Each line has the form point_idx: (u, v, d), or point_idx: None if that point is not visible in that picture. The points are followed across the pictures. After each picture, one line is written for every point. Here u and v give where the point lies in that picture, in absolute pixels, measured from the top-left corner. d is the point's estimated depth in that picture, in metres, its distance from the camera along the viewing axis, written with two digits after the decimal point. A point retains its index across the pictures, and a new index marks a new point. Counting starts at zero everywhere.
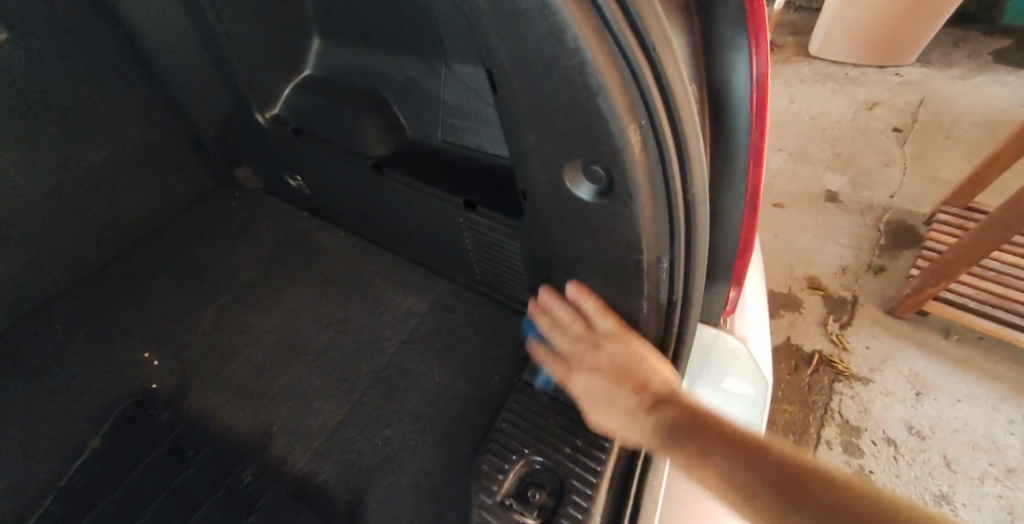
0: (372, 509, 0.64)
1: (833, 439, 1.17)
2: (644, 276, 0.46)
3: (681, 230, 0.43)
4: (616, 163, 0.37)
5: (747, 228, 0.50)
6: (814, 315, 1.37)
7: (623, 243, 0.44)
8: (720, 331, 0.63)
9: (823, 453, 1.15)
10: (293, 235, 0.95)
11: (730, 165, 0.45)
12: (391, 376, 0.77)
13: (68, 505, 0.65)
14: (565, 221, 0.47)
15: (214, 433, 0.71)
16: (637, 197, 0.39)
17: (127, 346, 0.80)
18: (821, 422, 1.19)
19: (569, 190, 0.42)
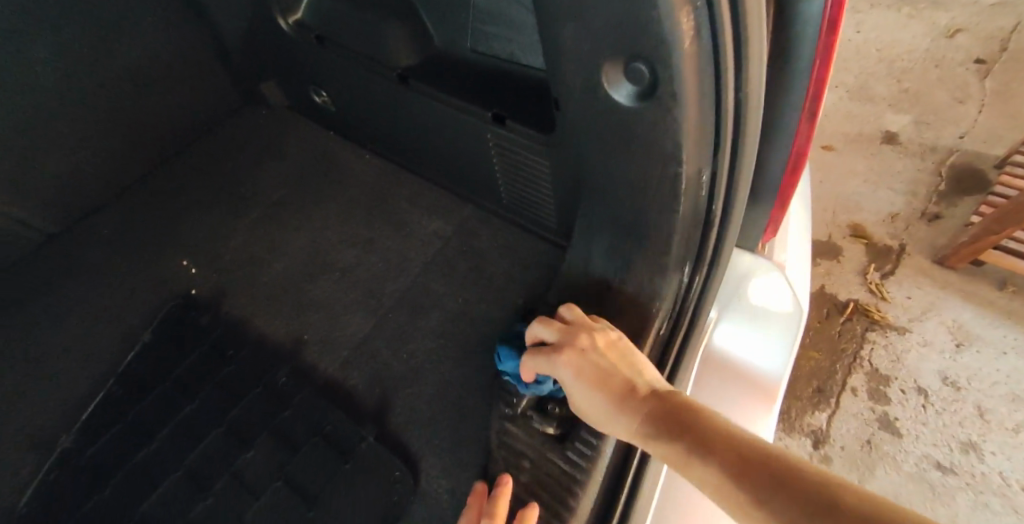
0: (397, 413, 0.67)
1: (860, 386, 1.15)
2: (683, 191, 0.44)
3: (726, 137, 0.41)
4: (664, 59, 0.34)
5: (797, 145, 0.47)
6: (855, 264, 1.31)
7: (661, 155, 0.41)
8: (755, 256, 0.63)
9: (847, 400, 1.13)
10: (320, 154, 0.94)
11: (788, 72, 0.41)
12: (415, 294, 0.78)
13: (123, 390, 0.69)
14: (600, 129, 0.44)
15: (250, 337, 0.74)
16: (682, 98, 0.36)
17: (167, 254, 0.83)
18: (849, 370, 1.17)
19: (605, 92, 0.39)
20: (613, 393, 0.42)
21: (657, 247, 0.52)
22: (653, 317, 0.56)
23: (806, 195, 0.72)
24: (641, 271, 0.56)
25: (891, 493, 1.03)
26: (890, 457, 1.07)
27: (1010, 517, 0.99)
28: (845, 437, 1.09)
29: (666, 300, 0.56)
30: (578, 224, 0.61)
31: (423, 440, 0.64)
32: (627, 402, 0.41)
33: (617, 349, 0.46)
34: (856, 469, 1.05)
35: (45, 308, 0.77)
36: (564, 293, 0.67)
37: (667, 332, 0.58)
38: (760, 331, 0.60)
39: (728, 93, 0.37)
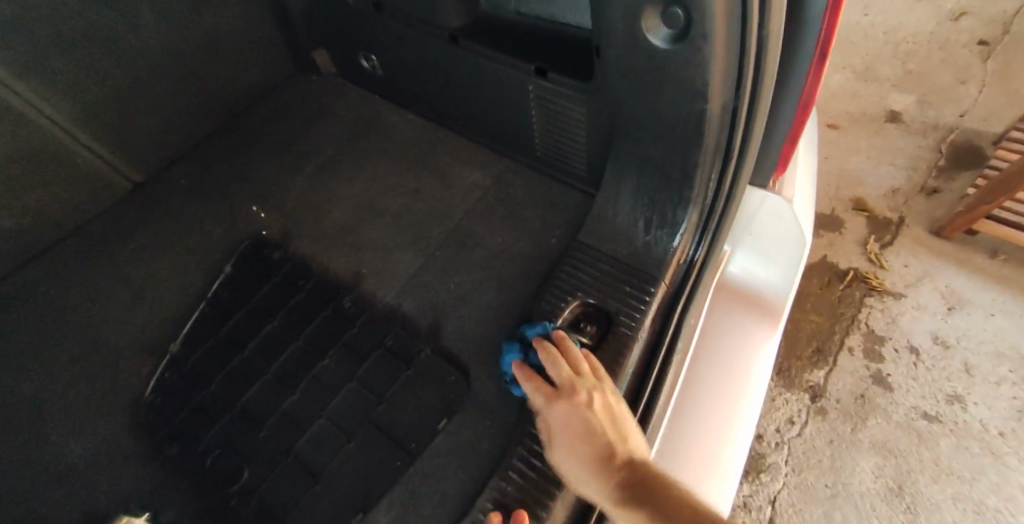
0: (449, 332, 0.76)
1: (856, 345, 1.25)
2: (708, 125, 0.54)
3: (746, 77, 0.50)
4: (698, 6, 0.43)
5: (806, 91, 0.57)
6: (856, 235, 1.40)
7: (692, 92, 0.51)
8: (768, 192, 0.69)
9: (845, 358, 1.23)
10: (366, 116, 1.03)
11: (801, 23, 0.50)
12: (460, 237, 0.87)
13: (214, 310, 0.80)
14: (639, 72, 0.54)
15: (317, 270, 0.84)
16: (712, 40, 0.45)
17: (237, 201, 0.93)
18: (847, 331, 1.27)
19: (644, 36, 0.50)
20: (595, 454, 0.48)
21: (682, 179, 0.62)
22: (675, 248, 0.67)
23: (813, 138, 0.80)
24: (666, 204, 0.66)
25: (881, 439, 1.13)
26: (882, 408, 1.17)
27: (988, 460, 1.09)
28: (841, 391, 1.19)
29: (688, 232, 0.66)
30: (609, 170, 0.71)
31: (474, 356, 0.73)
32: (604, 467, 0.47)
33: (610, 411, 0.51)
34: (849, 419, 1.16)
35: (135, 253, 0.87)
36: (594, 229, 0.76)
37: (688, 260, 0.68)
38: (768, 266, 0.70)
39: (750, 37, 0.46)
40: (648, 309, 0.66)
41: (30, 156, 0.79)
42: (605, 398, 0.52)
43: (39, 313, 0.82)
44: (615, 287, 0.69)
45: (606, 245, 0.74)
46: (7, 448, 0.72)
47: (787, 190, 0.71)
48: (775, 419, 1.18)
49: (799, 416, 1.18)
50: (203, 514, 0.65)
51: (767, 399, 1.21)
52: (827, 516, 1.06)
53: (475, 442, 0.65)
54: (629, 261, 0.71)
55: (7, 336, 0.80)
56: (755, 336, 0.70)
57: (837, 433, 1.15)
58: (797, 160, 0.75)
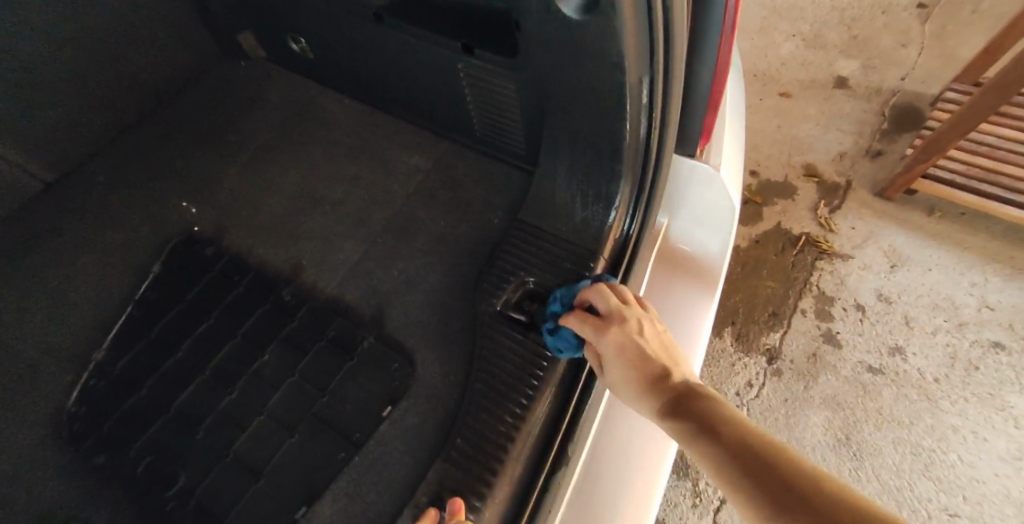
0: (393, 319, 0.75)
1: (808, 307, 1.29)
2: (629, 95, 0.53)
3: (658, 44, 0.50)
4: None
5: (723, 52, 0.59)
6: (806, 200, 1.44)
7: (608, 62, 0.51)
8: (696, 162, 0.71)
9: (797, 320, 1.27)
10: (302, 102, 0.99)
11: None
12: (403, 222, 0.85)
13: (147, 313, 0.78)
14: (558, 44, 0.54)
15: (254, 265, 0.82)
16: (620, 7, 0.45)
17: (167, 198, 0.90)
18: (799, 294, 1.31)
19: (556, 7, 0.49)
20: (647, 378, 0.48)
21: (611, 153, 0.62)
22: (610, 226, 0.67)
23: (740, 106, 0.82)
24: (600, 180, 0.66)
25: (829, 394, 1.18)
26: (831, 365, 1.21)
27: (925, 406, 1.15)
28: (794, 351, 1.24)
29: (622, 206, 0.66)
30: (545, 149, 0.71)
31: (419, 341, 0.72)
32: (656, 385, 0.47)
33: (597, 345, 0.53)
34: (802, 378, 1.20)
35: (62, 257, 0.84)
36: (535, 210, 0.76)
37: (624, 234, 0.68)
38: (703, 230, 0.70)
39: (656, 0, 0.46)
40: (587, 285, 0.66)
41: None
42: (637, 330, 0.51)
43: None
44: (554, 266, 0.69)
45: (544, 225, 0.74)
46: None
47: (713, 158, 0.73)
48: (733, 383, 1.21)
49: (756, 379, 1.21)
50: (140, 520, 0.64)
51: (726, 364, 1.24)
52: None
53: (419, 429, 0.65)
54: (567, 239, 0.71)
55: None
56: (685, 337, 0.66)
57: (790, 392, 1.19)
58: (723, 128, 0.76)
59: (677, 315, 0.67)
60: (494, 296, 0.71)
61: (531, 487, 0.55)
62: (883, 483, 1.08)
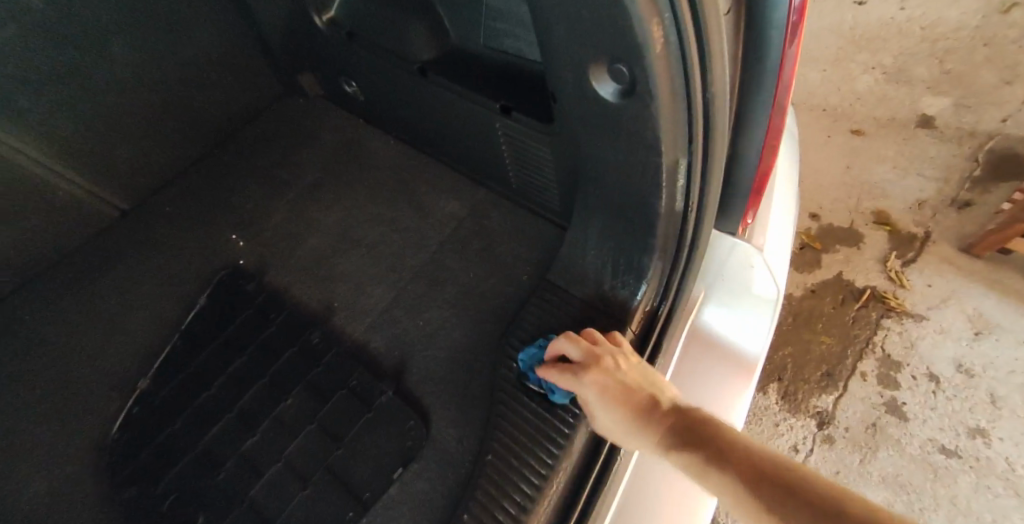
0: (414, 371, 0.74)
1: (870, 371, 1.17)
2: (665, 178, 0.50)
3: (698, 130, 0.47)
4: (639, 62, 0.40)
5: (773, 128, 0.55)
6: (875, 251, 1.31)
7: (644, 146, 0.48)
8: (737, 241, 0.68)
9: (856, 384, 1.16)
10: (350, 141, 1.02)
11: (759, 70, 0.49)
12: (434, 270, 0.84)
13: (187, 343, 0.81)
14: (592, 120, 0.51)
15: (289, 303, 0.84)
16: (656, 95, 0.42)
17: (218, 230, 0.94)
18: (860, 355, 1.19)
19: (591, 86, 0.47)
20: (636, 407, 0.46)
21: (644, 227, 0.59)
22: (638, 303, 0.62)
23: (793, 171, 0.78)
24: (631, 251, 0.62)
25: (892, 473, 1.06)
26: (895, 439, 1.09)
27: (1012, 502, 1.02)
28: (850, 419, 1.12)
29: (653, 282, 0.62)
30: (578, 210, 0.68)
31: (436, 397, 0.71)
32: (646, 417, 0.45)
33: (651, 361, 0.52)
34: (859, 450, 1.09)
35: (123, 281, 0.89)
36: (563, 270, 0.72)
37: (655, 307, 0.64)
38: (745, 308, 0.66)
39: (696, 89, 0.44)
40: None
41: (17, 194, 0.81)
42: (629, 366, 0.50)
43: (27, 343, 0.84)
44: (580, 334, 0.66)
45: (575, 287, 0.70)
46: None
47: (758, 238, 0.69)
48: (777, 446, 1.12)
49: (804, 444, 1.11)
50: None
51: (769, 424, 1.14)
52: None
53: (431, 494, 0.64)
54: (598, 306, 0.67)
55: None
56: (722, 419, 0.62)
57: (844, 464, 1.08)
58: (772, 194, 0.72)
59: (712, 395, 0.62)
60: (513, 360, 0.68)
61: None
62: None
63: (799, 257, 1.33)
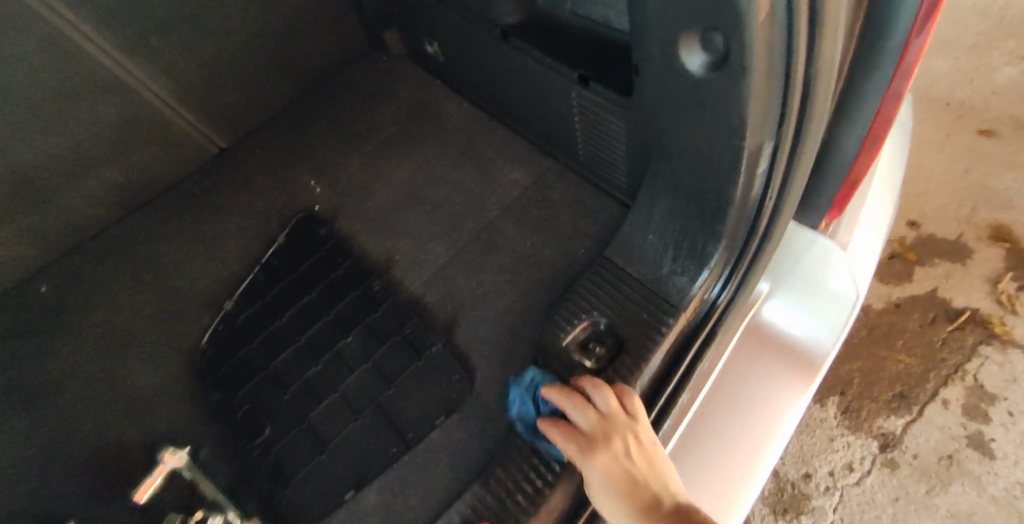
0: (464, 328, 0.77)
1: (954, 399, 1.07)
2: (743, 164, 0.48)
3: (792, 116, 0.44)
4: (738, 37, 0.37)
5: (883, 112, 0.50)
6: (985, 270, 1.18)
7: (727, 126, 0.45)
8: (818, 237, 0.62)
9: (936, 411, 1.06)
10: (424, 100, 1.03)
11: (879, 49, 0.44)
12: (490, 235, 0.85)
13: (268, 274, 0.88)
14: (674, 93, 0.49)
15: (355, 250, 0.88)
16: (750, 74, 0.39)
17: (299, 175, 0.99)
18: (944, 381, 1.09)
19: (679, 55, 0.44)
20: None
21: (714, 212, 0.56)
22: (698, 289, 0.60)
23: (896, 163, 0.72)
24: (696, 236, 0.60)
25: (964, 511, 0.98)
26: (974, 477, 1.01)
27: None
28: (921, 447, 1.04)
29: (715, 269, 0.59)
30: (645, 187, 0.65)
31: (482, 357, 0.73)
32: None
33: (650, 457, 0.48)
34: (925, 480, 1.01)
35: (213, 212, 0.96)
36: (620, 248, 0.71)
37: (714, 296, 0.61)
38: (813, 309, 0.60)
39: (797, 72, 0.39)
40: (662, 341, 0.61)
41: (135, 124, 0.89)
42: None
43: (127, 261, 0.91)
44: (630, 313, 0.65)
45: (631, 265, 0.69)
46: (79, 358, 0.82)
47: (841, 236, 0.64)
48: (829, 461, 1.05)
49: (860, 464, 1.04)
50: (232, 461, 0.71)
51: (823, 438, 1.08)
52: None
53: (466, 443, 0.67)
54: (651, 287, 0.66)
55: (106, 272, 0.90)
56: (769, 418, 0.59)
57: (905, 492, 1.01)
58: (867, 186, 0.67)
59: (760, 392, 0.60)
60: (561, 330, 0.69)
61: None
62: None
63: (886, 267, 1.22)
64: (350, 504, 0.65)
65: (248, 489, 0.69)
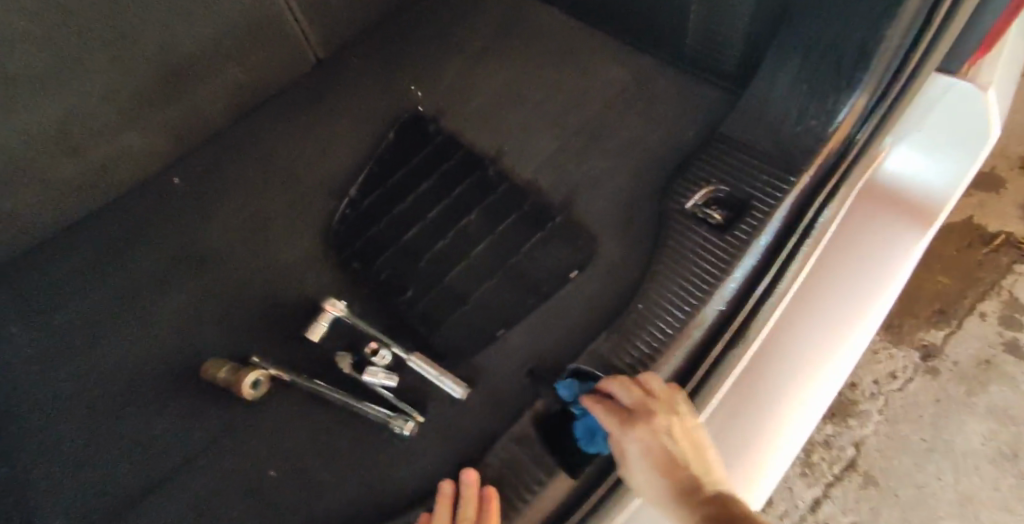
0: (582, 204, 0.83)
1: (990, 311, 1.15)
2: None
3: None
4: None
5: None
6: (1016, 196, 1.25)
7: None
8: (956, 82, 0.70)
9: (974, 323, 1.14)
10: (516, 14, 1.08)
11: None
12: (597, 125, 0.91)
13: (382, 166, 0.94)
14: None
15: (464, 143, 0.94)
16: None
17: (400, 81, 1.04)
18: (981, 295, 1.16)
19: None
20: (674, 481, 0.48)
21: (860, 54, 0.64)
22: (837, 128, 0.66)
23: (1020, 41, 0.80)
24: (830, 86, 0.67)
25: (1000, 405, 1.07)
26: (1010, 377, 1.09)
27: None
28: (961, 354, 1.12)
29: (856, 107, 0.66)
30: (771, 57, 0.73)
31: (603, 227, 0.80)
32: (691, 491, 0.47)
33: (691, 443, 0.51)
34: (966, 382, 1.10)
35: (324, 112, 1.02)
36: (738, 120, 0.76)
37: (849, 139, 0.68)
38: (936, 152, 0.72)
39: None
40: (783, 198, 0.67)
41: (262, 32, 0.94)
42: (685, 427, 0.53)
43: (250, 155, 0.99)
44: (749, 176, 0.71)
45: (747, 137, 0.74)
46: (222, 239, 0.91)
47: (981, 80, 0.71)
48: (874, 371, 1.13)
49: (903, 372, 1.12)
50: (383, 314, 0.81)
51: (869, 352, 1.15)
52: (918, 467, 1.04)
53: (600, 293, 0.74)
54: (769, 154, 0.71)
55: (232, 170, 0.97)
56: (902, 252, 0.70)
57: (946, 394, 1.09)
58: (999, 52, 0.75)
59: (893, 229, 0.70)
60: (682, 197, 0.75)
61: (692, 373, 0.62)
62: None
63: None
64: (501, 340, 0.74)
65: (402, 335, 0.78)
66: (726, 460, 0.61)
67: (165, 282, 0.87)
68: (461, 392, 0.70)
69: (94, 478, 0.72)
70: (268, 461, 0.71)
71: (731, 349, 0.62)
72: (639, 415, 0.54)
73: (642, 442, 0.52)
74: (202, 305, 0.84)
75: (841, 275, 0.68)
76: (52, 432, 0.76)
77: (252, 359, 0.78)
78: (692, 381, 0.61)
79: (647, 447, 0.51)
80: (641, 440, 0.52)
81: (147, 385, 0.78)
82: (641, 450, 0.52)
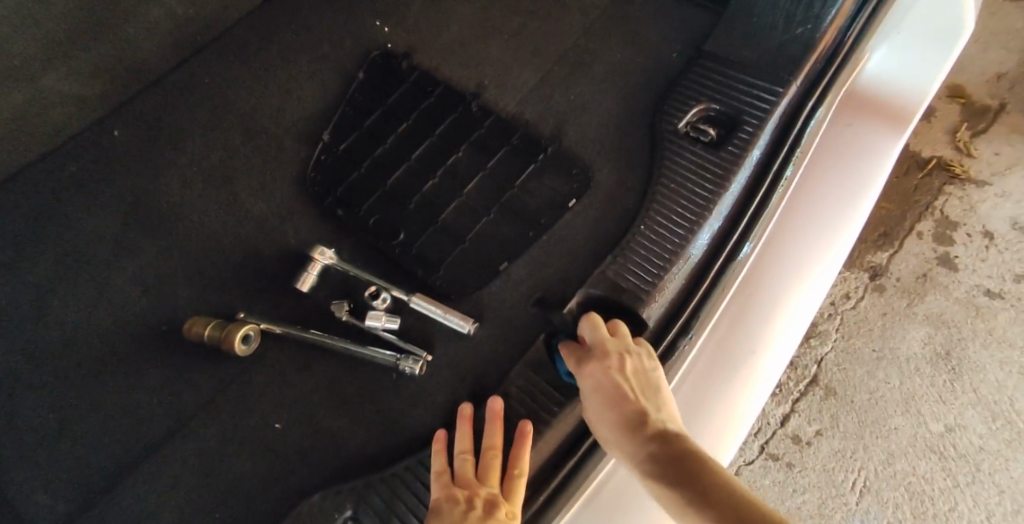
0: (572, 132, 0.82)
1: (926, 230, 1.23)
2: None
3: None
4: None
5: None
6: (946, 122, 1.32)
7: None
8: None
9: (913, 242, 1.23)
10: None
11: None
12: (578, 55, 0.89)
13: (355, 108, 0.88)
14: None
15: (441, 79, 0.90)
16: None
17: (362, 16, 0.97)
18: (918, 216, 1.24)
19: None
20: (622, 416, 0.52)
21: None
22: (823, 35, 0.71)
23: None
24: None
25: (936, 312, 1.17)
26: (943, 285, 1.19)
27: None
28: (903, 271, 1.20)
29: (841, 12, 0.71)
30: None
31: (594, 155, 0.79)
32: (632, 429, 0.51)
33: (642, 378, 0.54)
34: (907, 296, 1.18)
35: (283, 52, 0.95)
36: (722, 41, 0.78)
37: (833, 49, 0.72)
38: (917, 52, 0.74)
39: None
40: (771, 110, 0.69)
41: None
42: (640, 363, 0.55)
43: (203, 101, 0.91)
44: (739, 93, 0.72)
45: (735, 56, 0.75)
46: (185, 193, 0.84)
47: None
48: (829, 294, 1.19)
49: (855, 292, 1.19)
50: (376, 257, 0.77)
51: None
52: (870, 375, 1.12)
53: (600, 220, 0.73)
54: (756, 71, 0.72)
55: (184, 118, 0.89)
56: (878, 153, 0.72)
57: (892, 307, 1.18)
58: None
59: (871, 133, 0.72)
60: (676, 117, 0.75)
61: (696, 288, 0.64)
62: (979, 394, 1.10)
63: None
64: (504, 273, 0.73)
65: (399, 275, 0.76)
66: (734, 362, 0.63)
67: (126, 242, 0.80)
68: (469, 327, 0.67)
69: (76, 449, 0.67)
70: (270, 412, 0.68)
71: (732, 259, 0.65)
72: (594, 354, 0.56)
73: (593, 381, 0.54)
74: (174, 262, 0.79)
75: (824, 178, 0.71)
76: (21, 407, 0.70)
77: (239, 314, 0.74)
78: (700, 290, 0.64)
79: (596, 386, 0.54)
80: (591, 379, 0.55)
81: (125, 350, 0.73)
82: (593, 387, 0.54)
